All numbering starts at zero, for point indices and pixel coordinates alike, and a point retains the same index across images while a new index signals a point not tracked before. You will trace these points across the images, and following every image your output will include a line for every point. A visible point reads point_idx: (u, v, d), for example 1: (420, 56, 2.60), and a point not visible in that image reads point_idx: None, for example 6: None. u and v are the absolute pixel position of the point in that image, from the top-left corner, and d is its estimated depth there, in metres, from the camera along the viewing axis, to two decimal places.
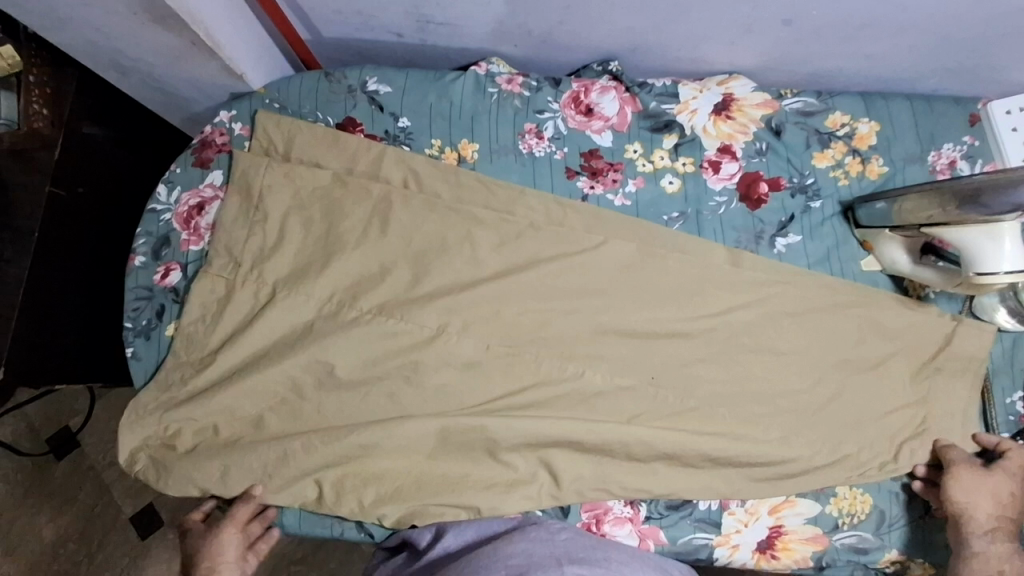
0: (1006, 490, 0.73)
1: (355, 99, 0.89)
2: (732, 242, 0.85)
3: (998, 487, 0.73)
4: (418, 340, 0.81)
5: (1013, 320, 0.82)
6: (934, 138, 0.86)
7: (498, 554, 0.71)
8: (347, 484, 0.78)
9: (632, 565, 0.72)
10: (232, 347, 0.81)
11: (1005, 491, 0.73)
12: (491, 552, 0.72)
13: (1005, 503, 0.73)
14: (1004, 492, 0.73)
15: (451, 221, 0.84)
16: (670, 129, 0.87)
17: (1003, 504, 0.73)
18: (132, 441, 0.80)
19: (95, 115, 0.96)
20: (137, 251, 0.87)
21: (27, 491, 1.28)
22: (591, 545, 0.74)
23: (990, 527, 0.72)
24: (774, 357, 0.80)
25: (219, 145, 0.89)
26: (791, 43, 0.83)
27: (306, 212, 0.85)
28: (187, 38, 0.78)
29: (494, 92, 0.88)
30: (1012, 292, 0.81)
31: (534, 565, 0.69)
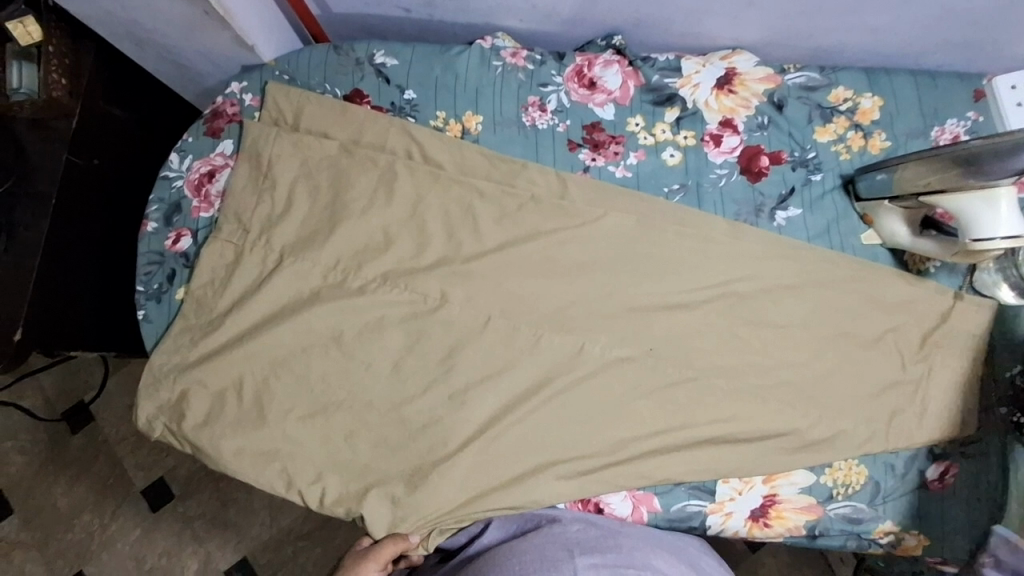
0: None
1: (362, 72, 0.91)
2: (732, 215, 0.85)
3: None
4: (420, 309, 0.83)
5: (1014, 295, 0.81)
6: (937, 113, 0.86)
7: (513, 551, 0.71)
8: (349, 446, 0.80)
9: (643, 550, 0.71)
10: (240, 310, 0.83)
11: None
12: (507, 552, 0.71)
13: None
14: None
15: (455, 191, 0.85)
16: (672, 103, 0.88)
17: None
18: (144, 401, 0.83)
19: (112, 88, 0.99)
20: (150, 217, 0.90)
21: (45, 462, 1.32)
22: (602, 534, 0.73)
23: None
24: (772, 330, 0.81)
25: (230, 115, 0.92)
26: (793, 17, 0.83)
27: (314, 181, 0.87)
28: (199, 7, 0.80)
29: (498, 66, 0.90)
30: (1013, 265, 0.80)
31: (546, 563, 0.68)
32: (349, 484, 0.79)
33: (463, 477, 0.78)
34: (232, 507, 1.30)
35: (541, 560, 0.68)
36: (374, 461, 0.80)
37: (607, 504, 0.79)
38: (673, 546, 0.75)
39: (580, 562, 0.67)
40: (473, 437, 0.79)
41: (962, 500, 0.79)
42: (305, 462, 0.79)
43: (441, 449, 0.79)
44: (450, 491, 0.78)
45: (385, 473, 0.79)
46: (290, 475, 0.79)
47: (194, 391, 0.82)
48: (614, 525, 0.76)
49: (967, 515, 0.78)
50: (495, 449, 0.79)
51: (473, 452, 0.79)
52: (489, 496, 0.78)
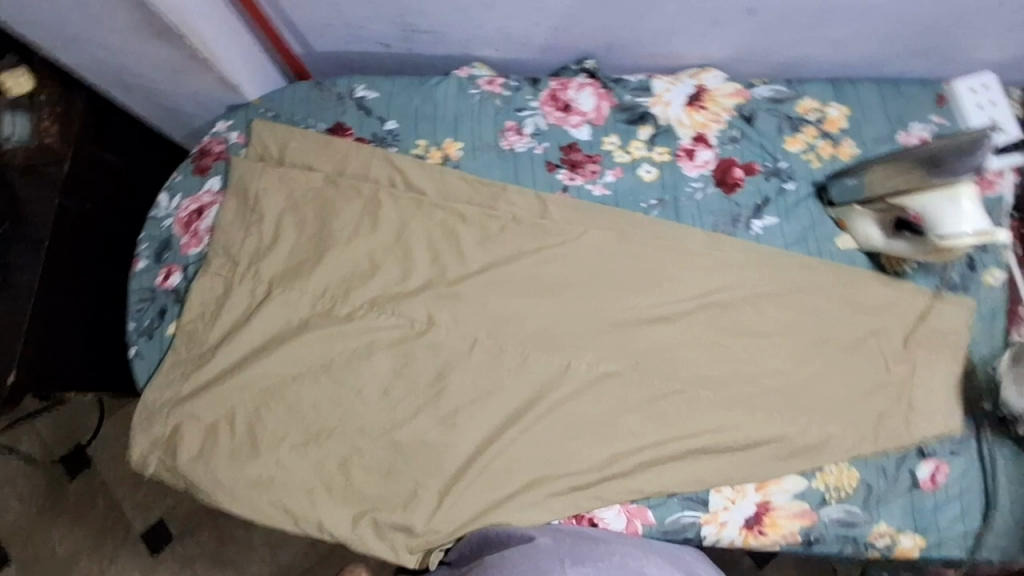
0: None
1: (344, 106, 0.94)
2: (710, 226, 0.87)
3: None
4: (409, 333, 0.84)
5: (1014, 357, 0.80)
6: (903, 119, 0.89)
7: (504, 561, 0.70)
8: (343, 472, 0.80)
9: (636, 558, 0.70)
10: (231, 342, 0.85)
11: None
12: (498, 560, 0.71)
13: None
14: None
15: (438, 216, 0.87)
16: (645, 121, 0.90)
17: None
18: (138, 437, 0.83)
19: (104, 133, 1.02)
20: (142, 255, 0.92)
21: (43, 507, 1.32)
22: (591, 543, 0.73)
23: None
24: (756, 338, 0.82)
25: (217, 153, 0.94)
26: (757, 33, 0.87)
27: (300, 212, 0.89)
28: (184, 50, 0.84)
29: (475, 94, 0.93)
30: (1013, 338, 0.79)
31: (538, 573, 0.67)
32: (343, 511, 0.79)
33: (457, 499, 0.78)
34: (232, 544, 1.29)
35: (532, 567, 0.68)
36: (367, 487, 0.80)
37: (601, 519, 0.79)
38: (668, 552, 0.75)
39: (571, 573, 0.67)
40: (464, 457, 0.80)
41: (954, 498, 0.79)
42: (299, 490, 0.80)
43: (433, 473, 0.80)
44: (445, 514, 0.78)
45: (378, 498, 0.80)
46: (283, 505, 0.79)
47: (188, 425, 0.83)
48: (606, 538, 0.75)
49: (960, 512, 0.79)
50: (488, 469, 0.79)
51: (466, 473, 0.79)
52: (483, 518, 0.78)
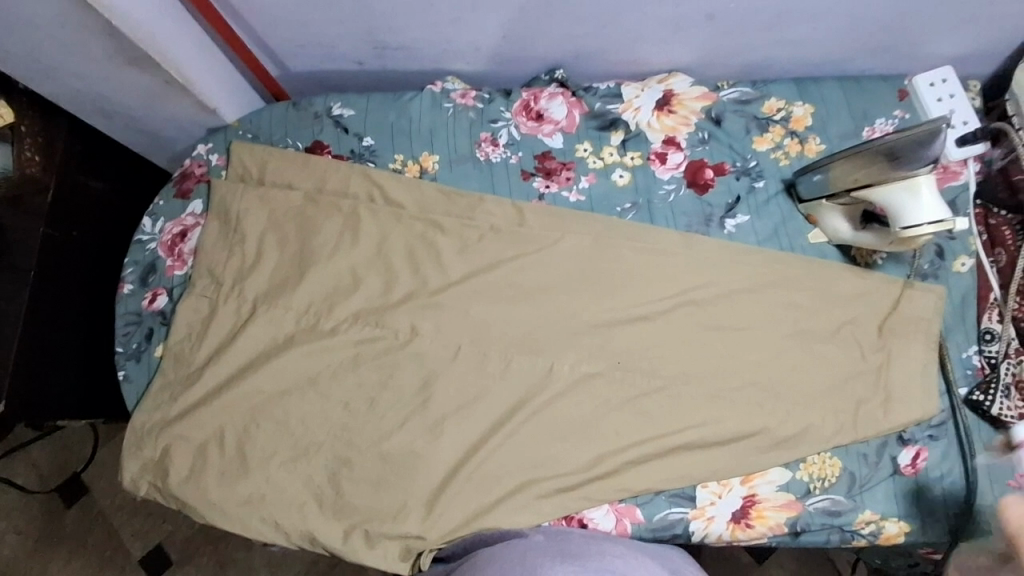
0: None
1: (321, 124, 0.95)
2: (684, 227, 0.89)
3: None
4: (393, 344, 0.85)
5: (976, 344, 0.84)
6: (866, 114, 0.91)
7: (493, 556, 0.72)
8: (333, 485, 0.81)
9: (627, 563, 0.69)
10: (217, 361, 0.86)
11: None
12: (489, 555, 0.73)
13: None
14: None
15: (417, 228, 0.89)
16: (616, 127, 0.92)
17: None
18: (129, 461, 0.84)
19: (86, 161, 1.03)
20: (127, 280, 0.93)
21: (39, 539, 1.32)
22: (585, 543, 0.73)
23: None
24: (734, 333, 0.83)
25: (198, 176, 0.95)
26: (718, 37, 0.89)
27: (282, 231, 0.90)
28: (160, 77, 0.86)
29: (449, 107, 0.94)
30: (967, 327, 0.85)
31: (524, 565, 0.68)
32: (334, 524, 0.80)
33: (446, 506, 0.79)
34: (232, 566, 1.29)
35: (521, 566, 0.67)
36: (357, 499, 0.81)
37: (590, 519, 0.80)
38: (653, 553, 0.75)
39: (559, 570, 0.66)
40: (450, 464, 0.81)
41: (936, 483, 0.80)
42: (289, 505, 0.80)
43: (422, 481, 0.81)
44: (435, 522, 0.79)
45: (369, 509, 0.80)
46: (275, 520, 0.80)
47: (177, 446, 0.83)
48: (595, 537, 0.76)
49: (943, 495, 0.80)
50: (476, 475, 0.80)
51: (454, 480, 0.80)
52: (473, 523, 0.78)
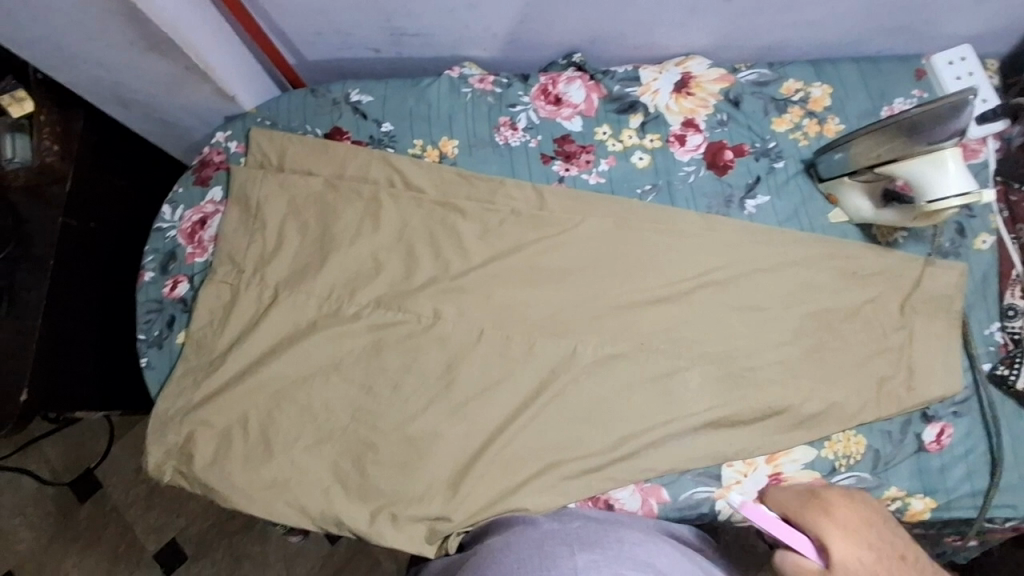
0: (833, 503, 0.65)
1: (340, 111, 0.96)
2: (705, 208, 0.89)
3: (858, 510, 0.65)
4: (416, 328, 0.85)
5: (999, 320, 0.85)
6: (884, 94, 0.92)
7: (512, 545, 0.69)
8: (360, 468, 0.81)
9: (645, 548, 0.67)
10: (240, 348, 0.86)
11: (848, 503, 0.65)
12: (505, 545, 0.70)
13: (820, 513, 0.64)
14: (800, 502, 0.66)
15: (438, 213, 0.89)
16: (635, 109, 0.93)
17: (834, 519, 0.63)
18: (152, 447, 0.84)
19: (102, 149, 1.03)
20: (147, 268, 0.93)
21: (54, 535, 1.31)
22: (601, 531, 0.69)
23: (849, 559, 0.59)
24: (756, 314, 0.84)
25: (217, 163, 0.96)
26: (737, 19, 0.89)
27: (302, 216, 0.90)
28: (180, 63, 0.86)
29: (468, 92, 0.95)
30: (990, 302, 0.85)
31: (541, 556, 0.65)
32: (360, 507, 0.80)
33: (473, 489, 0.79)
34: (247, 561, 1.29)
35: (539, 557, 0.65)
36: (382, 482, 0.81)
37: (616, 500, 0.80)
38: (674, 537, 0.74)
39: (579, 557, 0.63)
40: (476, 447, 0.81)
41: (960, 458, 0.80)
42: (314, 489, 0.81)
43: (448, 464, 0.81)
44: (462, 504, 0.79)
45: (395, 492, 0.80)
46: (300, 504, 0.80)
47: (201, 431, 0.83)
48: (620, 518, 0.76)
49: (968, 471, 0.80)
50: (501, 458, 0.80)
51: (481, 463, 0.80)
52: (500, 506, 0.78)
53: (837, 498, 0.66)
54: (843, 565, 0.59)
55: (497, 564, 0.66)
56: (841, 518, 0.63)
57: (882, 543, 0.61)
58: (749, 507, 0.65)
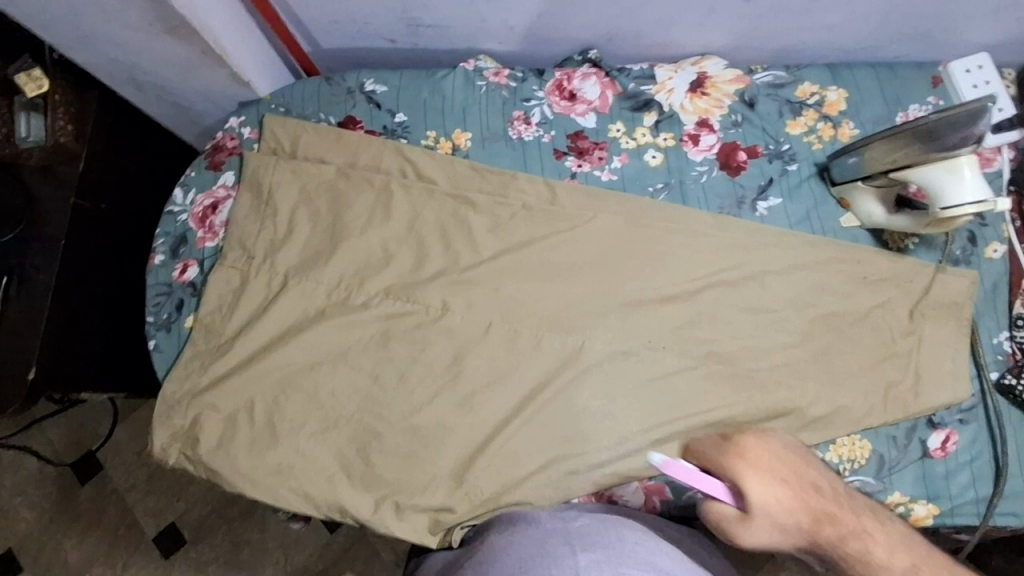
0: (747, 447, 0.65)
1: (354, 100, 0.96)
2: (716, 208, 0.89)
3: (768, 446, 0.65)
4: (424, 319, 0.86)
5: (1008, 329, 0.85)
6: (899, 100, 0.92)
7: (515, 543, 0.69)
8: (365, 456, 0.82)
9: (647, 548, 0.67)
10: (248, 333, 0.86)
11: (756, 439, 0.66)
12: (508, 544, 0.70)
13: (734, 458, 0.64)
14: (716, 452, 0.67)
15: (449, 204, 0.89)
16: (649, 107, 0.92)
17: (749, 460, 0.64)
18: (158, 429, 0.84)
19: (115, 132, 1.03)
20: (157, 251, 0.93)
21: (55, 515, 1.32)
22: (603, 528, 0.69)
23: (769, 503, 0.61)
24: (764, 315, 0.84)
25: (230, 149, 0.96)
26: (755, 19, 0.89)
27: (314, 204, 0.90)
28: (197, 47, 0.86)
29: (482, 85, 0.95)
30: (999, 311, 0.85)
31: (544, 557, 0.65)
32: (364, 495, 0.80)
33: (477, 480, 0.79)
34: (245, 547, 1.30)
35: (542, 558, 0.65)
36: (387, 471, 0.81)
37: (619, 496, 0.81)
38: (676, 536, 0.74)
39: (581, 558, 0.63)
40: (481, 440, 0.81)
41: (964, 466, 0.81)
42: (319, 476, 0.81)
43: (453, 455, 0.81)
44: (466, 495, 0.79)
45: (398, 481, 0.81)
46: (304, 491, 0.80)
47: (208, 415, 0.83)
48: (622, 515, 0.77)
49: (972, 478, 0.80)
50: (506, 450, 0.81)
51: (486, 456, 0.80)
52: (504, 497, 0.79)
53: (747, 439, 0.66)
54: (764, 510, 0.61)
55: (498, 563, 0.66)
56: (753, 459, 0.64)
57: (798, 480, 0.62)
58: (669, 465, 0.62)
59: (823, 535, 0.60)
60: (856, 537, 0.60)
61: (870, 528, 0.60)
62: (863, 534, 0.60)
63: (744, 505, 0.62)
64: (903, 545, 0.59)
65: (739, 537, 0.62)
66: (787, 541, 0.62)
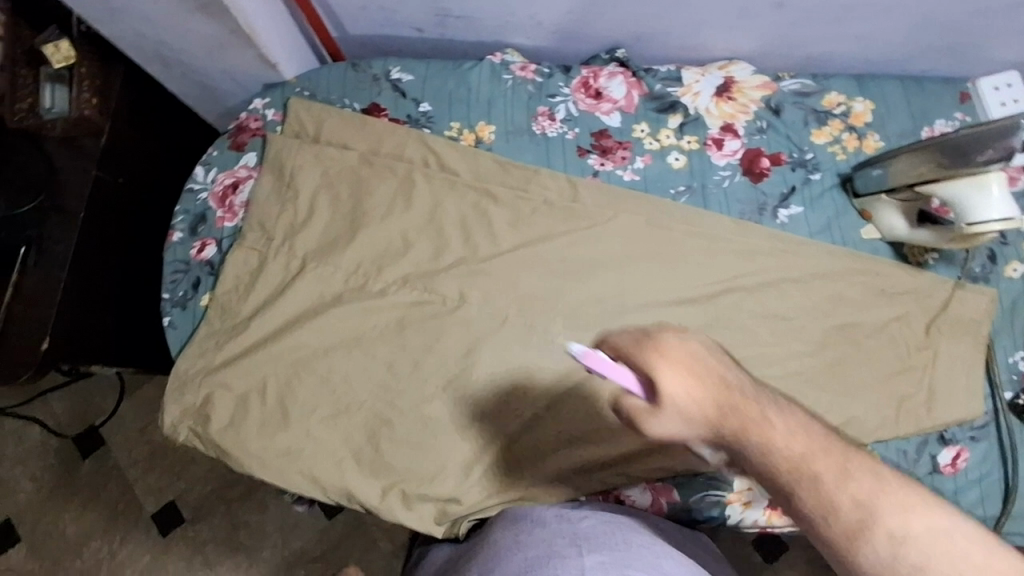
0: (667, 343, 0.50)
1: (379, 87, 0.96)
2: (737, 214, 0.89)
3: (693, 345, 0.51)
4: (440, 309, 0.86)
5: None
6: (926, 114, 0.92)
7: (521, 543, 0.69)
8: (376, 443, 0.82)
9: (654, 550, 0.67)
10: (264, 315, 0.86)
11: (679, 338, 0.51)
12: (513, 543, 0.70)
13: (643, 348, 0.50)
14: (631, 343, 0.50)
15: (470, 196, 0.89)
16: (675, 109, 0.92)
17: (660, 353, 0.50)
18: (169, 405, 0.84)
19: (138, 107, 1.03)
20: (176, 228, 0.93)
21: (55, 487, 1.32)
22: (611, 527, 0.70)
23: (679, 395, 0.48)
24: (780, 323, 0.84)
25: (253, 130, 0.96)
26: (786, 26, 0.88)
27: (335, 189, 0.90)
28: (227, 27, 0.86)
29: (509, 79, 0.95)
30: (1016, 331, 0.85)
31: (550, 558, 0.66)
32: (373, 482, 0.81)
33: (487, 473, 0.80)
34: (243, 529, 1.30)
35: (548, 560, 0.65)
36: (397, 459, 0.81)
37: (627, 496, 0.81)
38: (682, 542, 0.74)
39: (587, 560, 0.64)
40: (492, 432, 0.82)
41: (973, 483, 0.81)
42: (328, 461, 0.81)
43: (463, 446, 0.82)
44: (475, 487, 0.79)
45: (408, 469, 0.81)
46: (313, 474, 0.81)
47: (219, 394, 0.84)
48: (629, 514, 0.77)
49: (980, 496, 0.80)
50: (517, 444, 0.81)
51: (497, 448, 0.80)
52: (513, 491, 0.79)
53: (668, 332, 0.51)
54: (673, 402, 0.49)
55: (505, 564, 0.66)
56: (672, 355, 0.49)
57: (709, 370, 0.50)
58: (590, 359, 0.47)
59: (727, 430, 0.49)
60: (759, 426, 0.48)
61: (775, 414, 0.49)
62: (773, 433, 0.48)
63: (654, 398, 0.49)
64: (808, 431, 0.48)
65: (647, 430, 0.50)
66: (696, 436, 0.50)
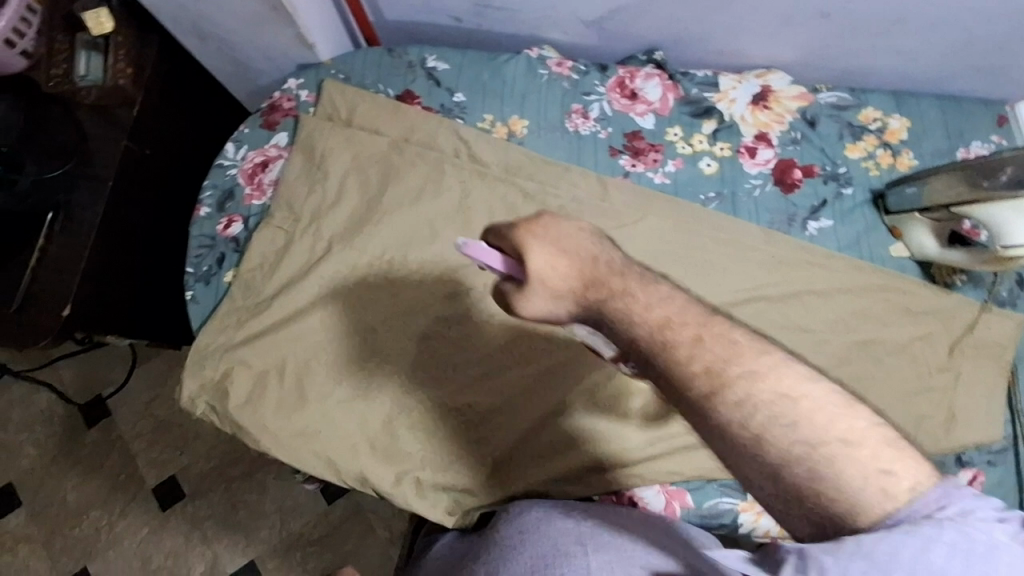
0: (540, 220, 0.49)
1: (414, 75, 0.95)
2: (767, 223, 0.88)
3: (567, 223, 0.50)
4: (463, 299, 0.86)
5: None
6: (963, 135, 0.92)
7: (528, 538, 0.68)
8: (393, 429, 0.82)
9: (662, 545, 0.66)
10: (288, 294, 0.86)
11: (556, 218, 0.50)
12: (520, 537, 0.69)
13: (520, 227, 0.49)
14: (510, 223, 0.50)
15: (500, 188, 0.89)
16: (710, 115, 0.92)
17: (536, 231, 0.49)
18: (187, 378, 0.83)
19: (170, 80, 1.02)
20: (204, 203, 0.93)
21: (59, 454, 1.33)
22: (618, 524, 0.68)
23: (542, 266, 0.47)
24: (803, 335, 0.83)
25: (286, 109, 0.95)
26: (828, 37, 0.88)
27: (365, 173, 0.90)
28: (268, 4, 0.85)
29: (545, 74, 0.94)
30: None
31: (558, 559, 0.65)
32: (387, 468, 0.81)
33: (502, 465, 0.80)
34: (242, 508, 1.30)
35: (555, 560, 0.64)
36: (413, 447, 0.81)
37: (641, 498, 0.80)
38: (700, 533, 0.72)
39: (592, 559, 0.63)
40: (509, 426, 0.82)
41: None
42: (344, 444, 0.81)
43: (479, 437, 0.82)
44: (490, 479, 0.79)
45: (423, 457, 0.81)
46: (329, 457, 0.81)
47: (238, 371, 0.83)
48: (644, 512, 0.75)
49: None
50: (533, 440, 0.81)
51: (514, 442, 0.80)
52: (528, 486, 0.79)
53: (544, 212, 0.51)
54: (537, 274, 0.48)
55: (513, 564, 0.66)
56: (544, 230, 0.48)
57: (577, 246, 0.49)
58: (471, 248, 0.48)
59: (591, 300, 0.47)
60: (621, 296, 0.46)
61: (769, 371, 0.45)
62: (629, 298, 0.46)
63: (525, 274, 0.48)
64: (669, 298, 0.46)
65: (518, 310, 0.49)
66: (568, 315, 0.49)
